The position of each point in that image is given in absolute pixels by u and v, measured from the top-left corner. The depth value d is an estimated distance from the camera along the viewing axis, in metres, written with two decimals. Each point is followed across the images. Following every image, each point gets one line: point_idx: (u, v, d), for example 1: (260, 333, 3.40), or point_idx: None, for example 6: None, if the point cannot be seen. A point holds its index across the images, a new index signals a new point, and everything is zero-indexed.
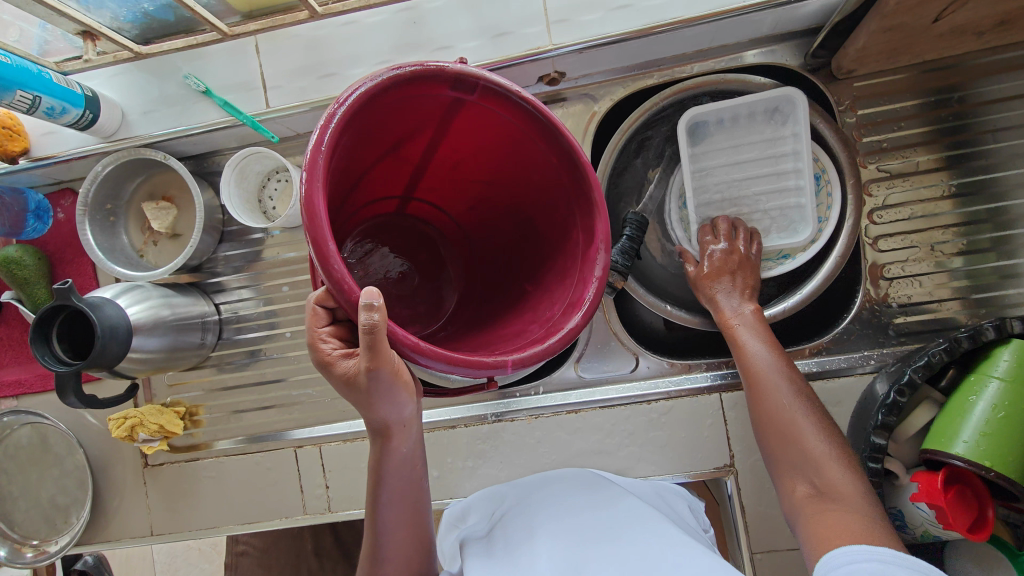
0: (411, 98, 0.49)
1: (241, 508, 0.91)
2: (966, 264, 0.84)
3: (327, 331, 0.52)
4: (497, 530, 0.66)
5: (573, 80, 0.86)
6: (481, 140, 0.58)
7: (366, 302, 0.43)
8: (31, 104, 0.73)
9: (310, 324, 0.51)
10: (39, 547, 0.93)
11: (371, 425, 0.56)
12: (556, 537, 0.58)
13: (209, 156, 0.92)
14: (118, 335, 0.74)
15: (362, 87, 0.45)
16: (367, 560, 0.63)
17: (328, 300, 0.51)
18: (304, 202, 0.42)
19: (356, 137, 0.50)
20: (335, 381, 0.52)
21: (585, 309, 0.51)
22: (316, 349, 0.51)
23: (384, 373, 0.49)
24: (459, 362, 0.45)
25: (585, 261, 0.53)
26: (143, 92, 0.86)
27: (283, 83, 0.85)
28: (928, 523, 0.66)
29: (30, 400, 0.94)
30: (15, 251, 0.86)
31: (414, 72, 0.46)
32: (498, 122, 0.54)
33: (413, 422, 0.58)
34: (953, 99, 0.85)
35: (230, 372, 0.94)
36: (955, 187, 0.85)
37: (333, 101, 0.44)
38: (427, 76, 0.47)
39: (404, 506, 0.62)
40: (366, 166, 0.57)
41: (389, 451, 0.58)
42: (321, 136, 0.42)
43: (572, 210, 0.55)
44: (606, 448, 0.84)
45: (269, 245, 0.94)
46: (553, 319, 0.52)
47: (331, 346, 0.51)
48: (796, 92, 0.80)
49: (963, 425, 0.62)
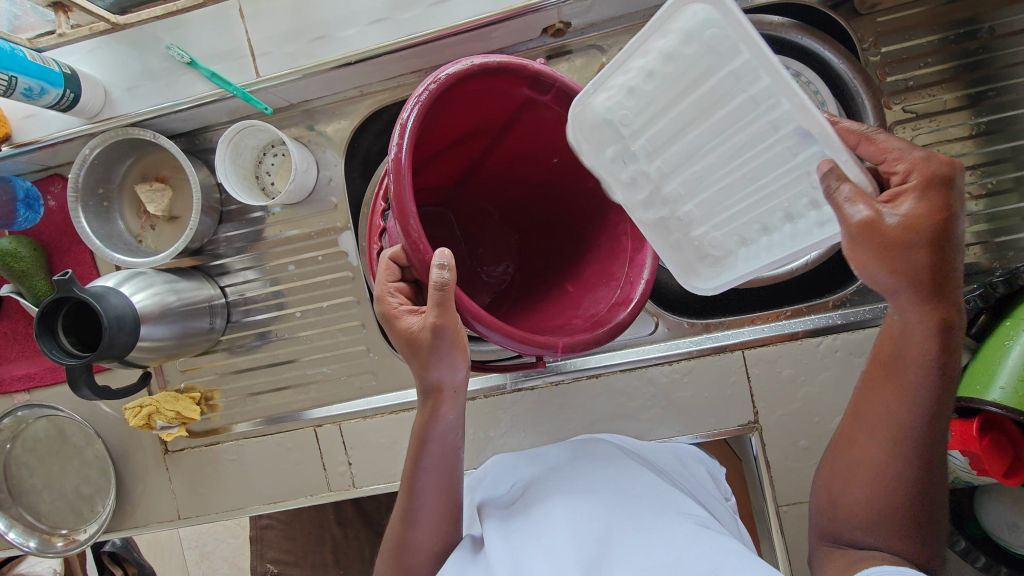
0: (489, 90, 0.53)
1: (265, 489, 0.92)
2: (988, 207, 0.80)
3: (395, 287, 0.53)
4: (515, 502, 0.64)
5: (579, 30, 0.81)
6: (544, 141, 0.61)
7: (439, 261, 0.46)
8: (7, 85, 0.68)
9: (382, 277, 0.53)
10: (68, 536, 0.94)
11: (424, 386, 0.57)
12: (577, 522, 0.56)
13: (200, 132, 0.88)
14: (126, 324, 0.72)
15: (454, 69, 0.47)
16: (399, 522, 0.62)
17: (403, 258, 0.52)
18: (393, 166, 0.45)
19: (437, 116, 0.52)
20: (398, 337, 0.53)
21: (632, 306, 0.54)
22: (383, 302, 0.53)
23: (447, 335, 0.50)
24: (518, 336, 0.49)
25: (632, 265, 0.57)
26: (125, 66, 0.81)
27: (271, 48, 0.80)
28: (960, 469, 0.65)
29: (42, 393, 0.93)
30: (9, 243, 0.83)
31: (503, 65, 0.49)
32: (563, 127, 0.58)
33: (463, 394, 0.59)
34: (980, 32, 0.80)
35: (242, 355, 0.92)
36: (980, 125, 0.80)
37: (423, 82, 0.47)
38: (515, 70, 0.51)
39: (440, 472, 0.61)
40: (434, 150, 0.59)
41: (438, 417, 0.58)
42: (415, 104, 0.45)
43: (621, 218, 0.59)
44: (631, 411, 0.84)
45: (271, 223, 0.91)
46: (599, 314, 0.56)
47: (398, 300, 0.53)
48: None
49: (999, 370, 0.61)
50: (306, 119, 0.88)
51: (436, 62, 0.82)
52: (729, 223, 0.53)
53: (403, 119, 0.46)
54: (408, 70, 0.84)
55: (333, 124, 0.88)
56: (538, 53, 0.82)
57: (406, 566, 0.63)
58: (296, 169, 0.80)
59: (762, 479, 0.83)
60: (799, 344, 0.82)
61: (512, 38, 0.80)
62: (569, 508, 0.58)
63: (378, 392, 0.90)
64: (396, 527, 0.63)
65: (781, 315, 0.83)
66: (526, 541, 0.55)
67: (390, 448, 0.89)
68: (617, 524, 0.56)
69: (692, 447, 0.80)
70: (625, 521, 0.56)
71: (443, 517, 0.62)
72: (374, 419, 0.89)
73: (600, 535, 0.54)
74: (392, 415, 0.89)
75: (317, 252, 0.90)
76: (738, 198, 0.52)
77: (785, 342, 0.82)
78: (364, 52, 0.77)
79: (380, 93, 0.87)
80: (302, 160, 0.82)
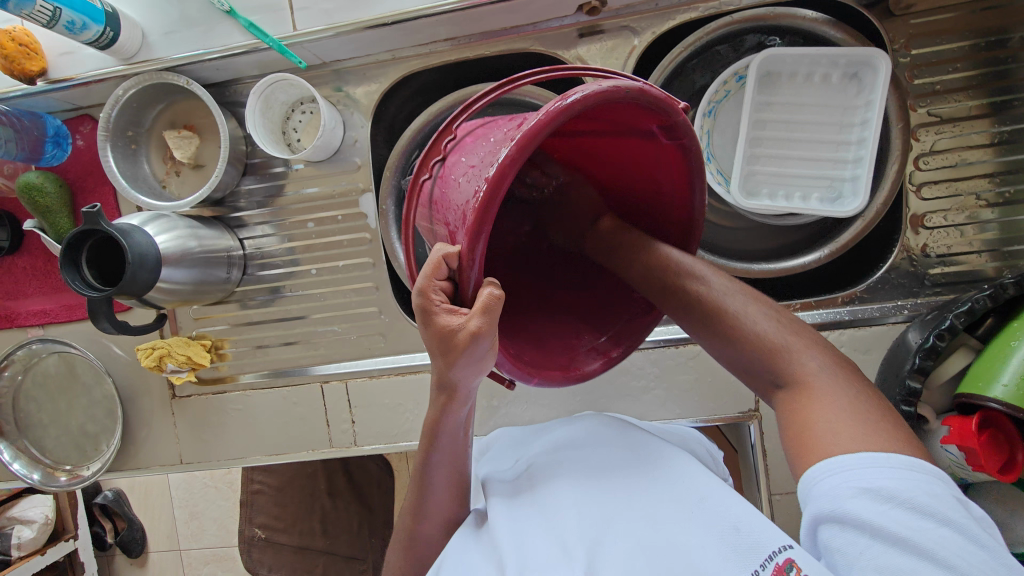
0: (624, 112, 0.50)
1: (268, 440, 0.93)
2: (1002, 216, 0.80)
3: (440, 284, 0.46)
4: (520, 478, 0.64)
5: (614, 10, 0.82)
6: (633, 158, 0.61)
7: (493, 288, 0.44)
8: (52, 16, 0.70)
9: (427, 274, 0.46)
10: (72, 471, 0.95)
11: (439, 384, 0.53)
12: (579, 497, 0.56)
13: (231, 84, 0.89)
14: (148, 263, 0.73)
15: (614, 88, 0.43)
16: (411, 506, 0.64)
17: (457, 260, 0.45)
18: (493, 181, 0.41)
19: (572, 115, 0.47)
20: (430, 333, 0.47)
21: (607, 361, 0.61)
22: (423, 296, 0.46)
23: (485, 346, 0.46)
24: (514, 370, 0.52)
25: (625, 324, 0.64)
26: (163, 10, 0.82)
27: (309, 3, 0.81)
28: (955, 464, 0.66)
29: (57, 329, 0.95)
30: (36, 177, 0.85)
31: (660, 104, 0.47)
32: (660, 162, 0.58)
33: (473, 393, 0.56)
34: (1008, 42, 0.80)
35: (254, 308, 0.94)
36: (1001, 134, 0.81)
37: (575, 89, 0.42)
38: (664, 111, 0.48)
39: (449, 465, 0.61)
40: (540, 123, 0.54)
41: (449, 412, 0.56)
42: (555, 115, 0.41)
43: None
44: (635, 390, 0.85)
45: (292, 179, 0.92)
46: (576, 351, 0.62)
47: (441, 299, 0.47)
48: (879, 55, 0.76)
49: (1003, 367, 0.62)
50: (336, 80, 0.89)
51: (470, 29, 0.83)
52: (778, 179, 0.84)
53: (535, 119, 0.42)
54: (440, 37, 0.84)
55: (362, 86, 0.89)
56: (571, 30, 0.83)
57: (416, 535, 0.65)
58: (324, 125, 0.82)
59: (757, 467, 0.84)
60: None
61: (547, 12, 0.81)
62: (572, 488, 0.58)
63: (386, 352, 0.92)
64: (408, 512, 0.64)
65: (789, 307, 0.83)
66: (531, 523, 0.56)
67: (394, 410, 0.90)
68: (610, 499, 0.55)
69: (691, 428, 0.80)
70: (617, 495, 0.55)
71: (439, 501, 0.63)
72: (380, 380, 0.91)
73: (594, 516, 0.53)
74: (397, 377, 0.90)
75: (336, 210, 0.91)
76: (786, 168, 0.84)
77: None
78: (398, 14, 0.78)
79: (411, 58, 0.88)
80: (331, 117, 0.83)
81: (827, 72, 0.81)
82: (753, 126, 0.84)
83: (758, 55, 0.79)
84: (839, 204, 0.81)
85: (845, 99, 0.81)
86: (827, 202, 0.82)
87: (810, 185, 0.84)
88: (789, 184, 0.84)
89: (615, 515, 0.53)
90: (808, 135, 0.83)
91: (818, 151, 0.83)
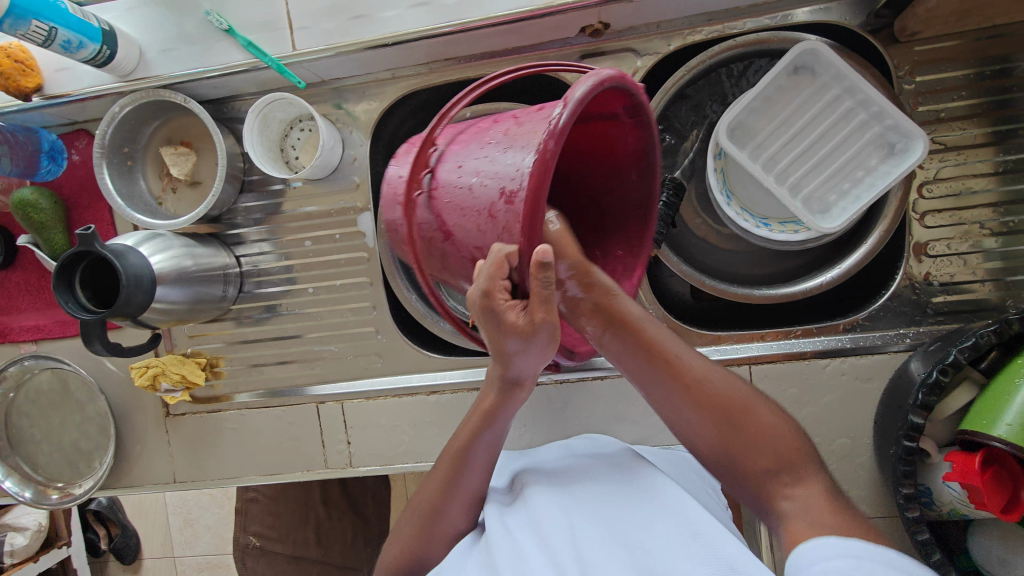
0: (598, 95, 0.49)
1: (263, 459, 0.92)
2: (1004, 245, 0.80)
3: (502, 285, 0.44)
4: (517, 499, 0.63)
5: (617, 32, 0.81)
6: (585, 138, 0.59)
7: (546, 259, 0.41)
8: (47, 36, 0.69)
9: (493, 273, 0.43)
10: (64, 489, 0.93)
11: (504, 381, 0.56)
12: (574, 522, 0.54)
13: (229, 100, 0.89)
14: (143, 285, 0.72)
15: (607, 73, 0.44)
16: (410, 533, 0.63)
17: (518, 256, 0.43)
18: (533, 176, 0.40)
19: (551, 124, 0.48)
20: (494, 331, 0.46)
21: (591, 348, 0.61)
22: (488, 297, 0.44)
23: (549, 333, 0.46)
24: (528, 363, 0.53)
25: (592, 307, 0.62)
26: (161, 28, 0.81)
27: (309, 23, 0.80)
28: (957, 501, 0.66)
29: (50, 345, 0.94)
30: (31, 194, 0.83)
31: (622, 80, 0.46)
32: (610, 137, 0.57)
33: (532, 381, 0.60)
34: (1013, 70, 0.79)
35: (250, 326, 0.93)
36: (1005, 162, 0.80)
37: (576, 82, 0.42)
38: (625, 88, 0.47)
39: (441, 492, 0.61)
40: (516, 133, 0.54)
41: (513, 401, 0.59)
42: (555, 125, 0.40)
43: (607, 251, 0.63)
44: (634, 416, 0.84)
45: (290, 197, 0.91)
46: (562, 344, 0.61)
47: (503, 299, 0.44)
48: (811, 44, 0.76)
49: (1008, 407, 0.61)
50: (335, 98, 0.89)
51: (471, 49, 0.82)
52: (831, 181, 0.82)
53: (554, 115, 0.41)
54: (441, 57, 0.84)
55: (362, 104, 0.88)
56: (573, 52, 0.83)
57: (411, 562, 0.63)
58: (323, 145, 0.81)
59: None
60: (806, 364, 0.80)
61: (549, 34, 0.80)
62: (565, 511, 0.55)
63: (383, 372, 0.91)
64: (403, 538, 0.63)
65: (790, 334, 0.82)
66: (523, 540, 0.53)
67: (391, 430, 0.89)
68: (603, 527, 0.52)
69: (690, 455, 0.79)
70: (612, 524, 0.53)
71: (429, 511, 0.62)
72: (377, 401, 0.90)
73: (584, 543, 0.51)
74: (394, 398, 0.89)
75: (334, 229, 0.90)
76: (826, 170, 0.82)
77: (794, 360, 0.81)
78: (399, 35, 0.77)
79: (411, 78, 0.87)
80: (329, 137, 0.82)
81: (778, 80, 0.81)
82: (768, 166, 0.84)
83: (720, 128, 0.81)
84: (902, 154, 0.77)
85: (809, 88, 0.81)
86: (894, 158, 0.78)
87: (863, 158, 0.80)
88: (846, 172, 0.81)
89: (605, 543, 0.51)
90: (812, 133, 0.82)
91: (834, 136, 0.81)
